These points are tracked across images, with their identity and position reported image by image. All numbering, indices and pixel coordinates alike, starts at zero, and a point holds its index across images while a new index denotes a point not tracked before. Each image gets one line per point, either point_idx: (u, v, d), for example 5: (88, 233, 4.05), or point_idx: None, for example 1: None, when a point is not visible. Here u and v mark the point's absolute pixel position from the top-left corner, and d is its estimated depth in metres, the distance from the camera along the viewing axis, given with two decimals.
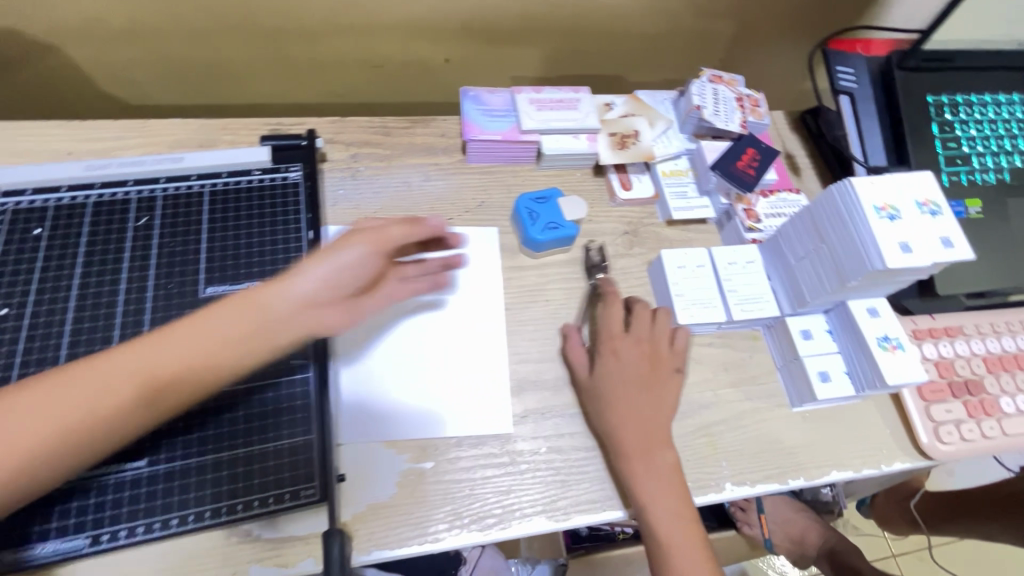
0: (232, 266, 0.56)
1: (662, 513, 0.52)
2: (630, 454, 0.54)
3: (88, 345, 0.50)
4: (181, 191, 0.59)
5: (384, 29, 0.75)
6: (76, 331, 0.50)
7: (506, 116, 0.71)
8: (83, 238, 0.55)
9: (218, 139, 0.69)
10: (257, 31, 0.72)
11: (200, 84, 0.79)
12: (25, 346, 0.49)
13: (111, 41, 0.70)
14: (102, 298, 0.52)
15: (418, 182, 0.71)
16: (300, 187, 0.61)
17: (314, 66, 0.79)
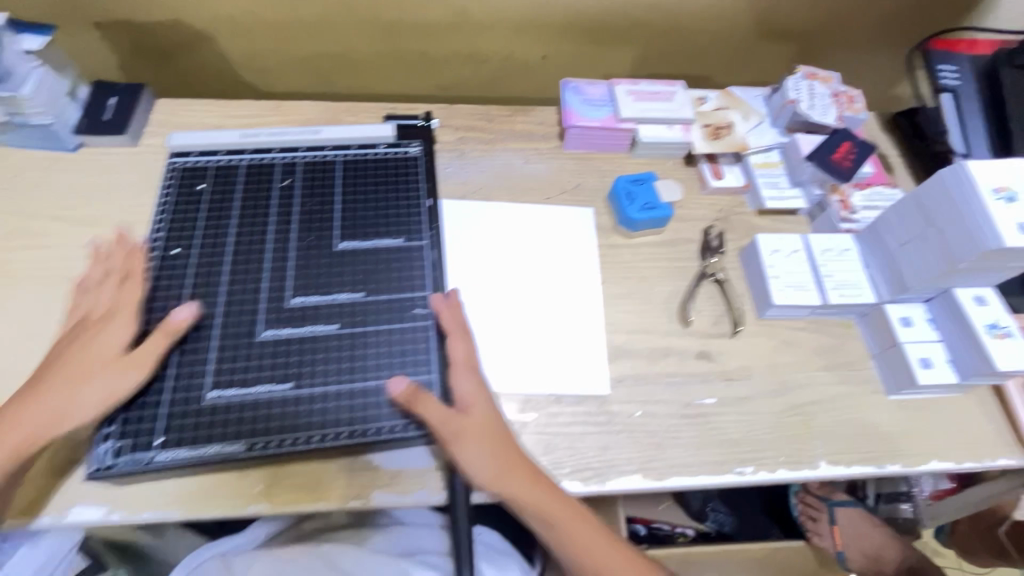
0: (363, 225, 0.61)
1: (551, 519, 0.48)
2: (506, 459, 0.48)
3: (242, 284, 0.56)
4: (318, 159, 0.65)
5: (491, 27, 0.82)
6: (231, 271, 0.57)
7: (605, 106, 0.75)
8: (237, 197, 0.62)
9: (341, 120, 0.76)
10: (380, 26, 0.80)
11: (321, 75, 0.87)
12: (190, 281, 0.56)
13: (256, 33, 0.79)
14: (253, 246, 0.59)
15: (519, 164, 0.75)
16: (420, 161, 0.67)
17: (423, 60, 0.86)
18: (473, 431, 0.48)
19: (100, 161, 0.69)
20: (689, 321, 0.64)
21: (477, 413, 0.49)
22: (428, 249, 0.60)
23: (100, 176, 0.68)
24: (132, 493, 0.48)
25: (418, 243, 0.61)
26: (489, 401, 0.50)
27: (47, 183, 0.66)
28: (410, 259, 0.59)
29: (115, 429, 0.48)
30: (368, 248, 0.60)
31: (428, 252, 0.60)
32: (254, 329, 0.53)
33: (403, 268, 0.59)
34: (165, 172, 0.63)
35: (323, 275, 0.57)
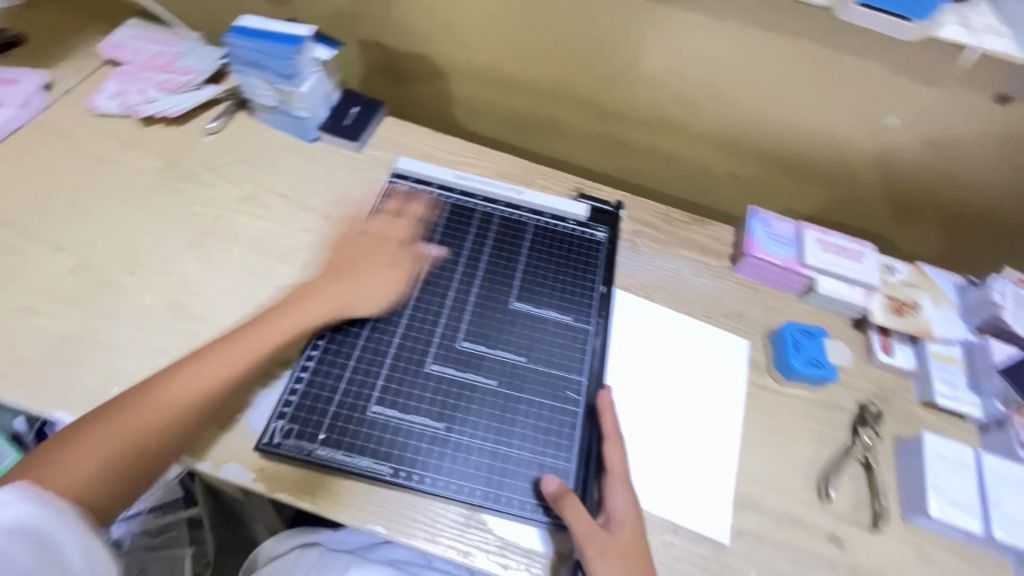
0: (539, 292, 0.64)
1: None
2: None
3: (424, 315, 0.61)
4: (513, 217, 0.70)
5: (696, 136, 0.86)
6: (417, 299, 0.61)
7: (789, 246, 0.75)
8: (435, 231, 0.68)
9: (533, 180, 0.81)
10: (596, 107, 0.86)
11: (522, 131, 0.94)
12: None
13: (486, 82, 0.88)
14: (441, 281, 0.63)
15: (686, 274, 0.76)
16: (602, 247, 0.70)
17: (619, 145, 0.91)
18: (623, 550, 0.49)
19: (328, 157, 0.77)
20: (830, 499, 0.60)
21: (623, 530, 0.50)
22: (593, 334, 0.62)
23: (324, 170, 0.76)
24: (283, 473, 0.52)
25: (584, 326, 0.63)
26: (636, 519, 0.51)
27: (282, 164, 0.76)
28: (575, 338, 0.61)
29: (289, 412, 0.53)
30: (539, 315, 0.62)
31: (592, 338, 0.62)
32: (424, 360, 0.57)
33: (566, 345, 0.61)
34: (383, 189, 0.70)
35: (495, 328, 0.60)
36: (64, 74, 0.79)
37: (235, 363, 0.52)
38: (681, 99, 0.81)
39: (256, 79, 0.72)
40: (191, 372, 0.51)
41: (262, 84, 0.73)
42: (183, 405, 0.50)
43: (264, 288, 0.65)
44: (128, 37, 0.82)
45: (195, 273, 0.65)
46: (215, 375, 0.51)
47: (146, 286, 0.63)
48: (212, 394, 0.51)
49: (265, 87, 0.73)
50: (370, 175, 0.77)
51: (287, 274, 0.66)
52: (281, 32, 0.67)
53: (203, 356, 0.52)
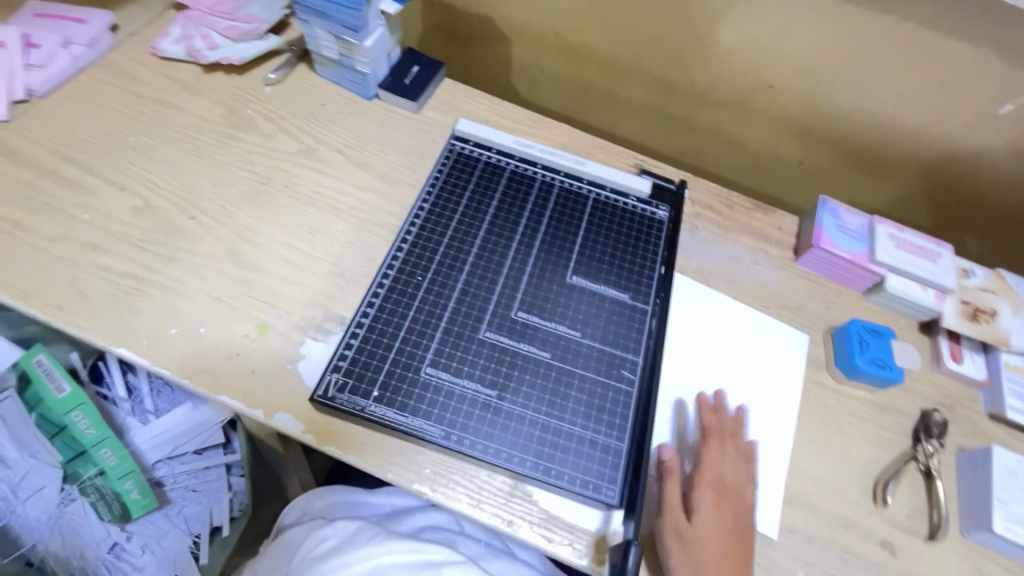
0: (597, 267, 0.62)
1: None
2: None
3: (479, 280, 0.59)
4: (573, 189, 0.68)
5: (766, 119, 0.81)
6: (473, 264, 0.60)
7: (860, 240, 0.71)
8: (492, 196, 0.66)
9: (592, 154, 0.79)
10: (662, 82, 0.83)
11: (581, 103, 0.91)
12: (437, 258, 0.60)
13: (549, 49, 0.85)
14: (497, 248, 0.62)
15: (747, 261, 0.73)
16: (664, 226, 0.67)
17: (681, 124, 0.87)
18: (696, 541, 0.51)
19: (386, 116, 0.76)
20: (885, 505, 0.58)
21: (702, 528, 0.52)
22: (650, 315, 0.60)
23: (382, 129, 0.75)
24: (340, 427, 0.52)
25: (642, 306, 0.60)
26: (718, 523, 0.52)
27: (341, 121, 0.75)
28: (632, 317, 0.59)
29: (344, 365, 0.53)
30: (596, 291, 0.60)
31: (649, 318, 0.60)
32: (479, 326, 0.56)
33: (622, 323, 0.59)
34: (443, 151, 0.69)
35: (551, 300, 0.59)
36: (131, 16, 0.79)
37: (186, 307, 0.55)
38: (754, 78, 0.77)
39: (319, 29, 0.71)
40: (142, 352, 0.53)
41: (324, 35, 0.71)
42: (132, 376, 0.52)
43: (319, 243, 0.64)
44: None
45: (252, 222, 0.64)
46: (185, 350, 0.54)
47: (206, 232, 0.63)
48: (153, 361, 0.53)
49: (327, 38, 0.71)
50: (428, 138, 0.75)
51: (343, 230, 0.65)
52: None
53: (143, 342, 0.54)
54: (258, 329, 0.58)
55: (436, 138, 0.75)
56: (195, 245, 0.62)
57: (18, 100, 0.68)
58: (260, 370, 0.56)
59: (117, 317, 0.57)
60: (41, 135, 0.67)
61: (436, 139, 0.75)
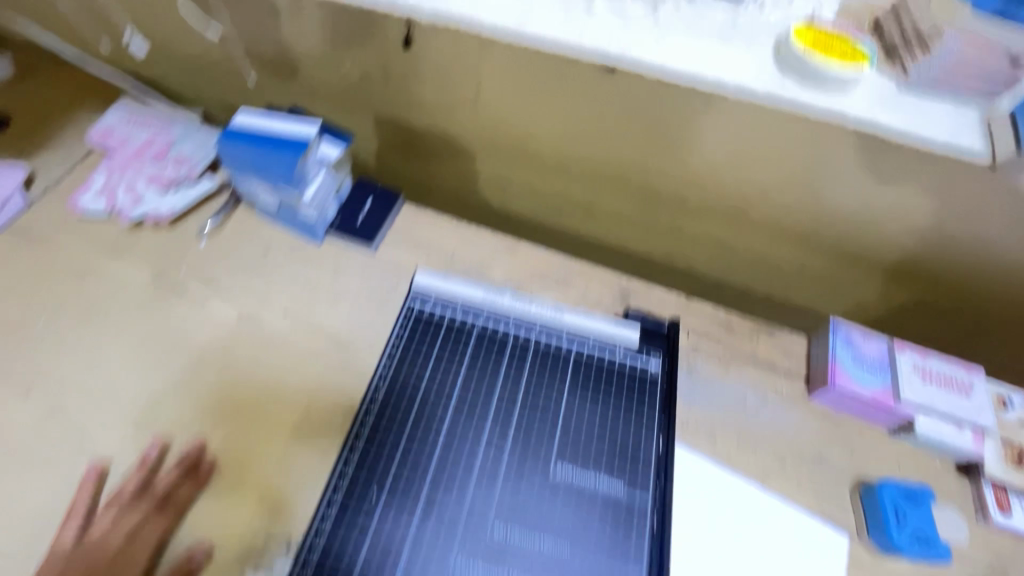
0: (585, 451, 0.54)
1: None
2: None
3: (446, 487, 0.52)
4: (551, 348, 0.60)
5: (760, 227, 0.73)
6: (438, 466, 0.53)
7: (881, 373, 0.63)
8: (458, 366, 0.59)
9: (571, 283, 0.70)
10: (642, 192, 0.75)
11: (555, 211, 0.83)
12: (398, 460, 0.54)
13: (515, 162, 0.77)
14: (466, 439, 0.55)
15: (754, 403, 0.64)
16: (658, 383, 0.59)
17: (667, 231, 0.79)
18: None
19: (336, 262, 0.68)
20: None
21: None
22: (649, 510, 0.52)
23: (332, 279, 0.66)
24: None
25: (639, 498, 0.53)
26: None
27: (286, 272, 0.67)
28: (629, 516, 0.52)
29: None
30: (585, 485, 0.53)
31: (648, 515, 0.52)
32: (447, 552, 0.49)
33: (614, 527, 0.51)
34: (400, 314, 0.61)
35: (533, 505, 0.51)
36: (48, 165, 0.71)
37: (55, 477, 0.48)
38: (744, 190, 0.69)
39: (254, 184, 0.63)
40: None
41: (260, 188, 0.64)
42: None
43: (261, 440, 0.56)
44: (118, 122, 0.73)
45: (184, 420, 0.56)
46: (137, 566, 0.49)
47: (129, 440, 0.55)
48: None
49: (264, 192, 0.64)
50: (385, 284, 0.67)
51: (289, 420, 0.57)
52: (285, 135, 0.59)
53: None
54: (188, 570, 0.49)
55: (395, 283, 0.67)
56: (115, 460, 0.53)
57: None
58: None
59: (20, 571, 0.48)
60: None
61: (394, 284, 0.67)
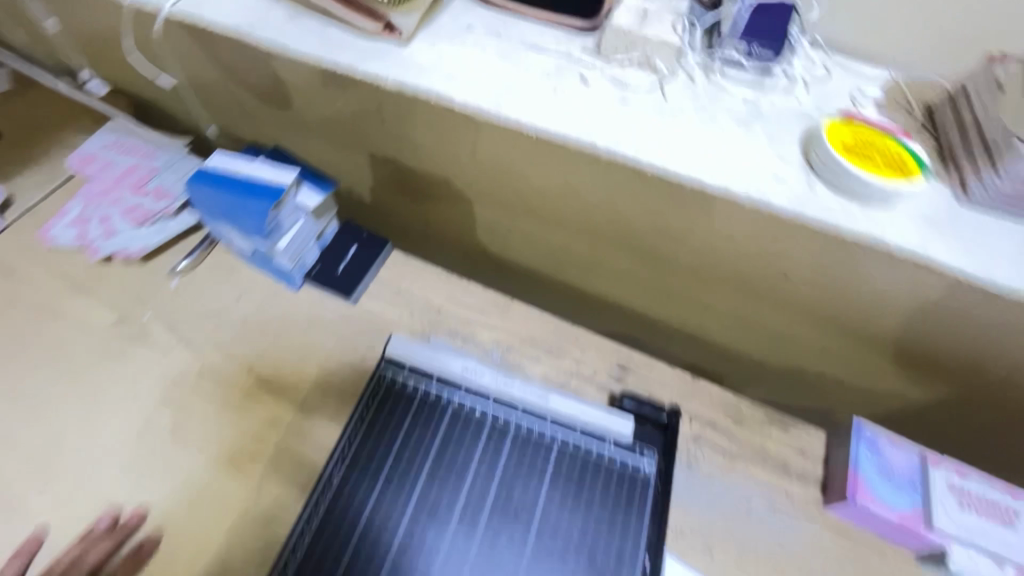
0: (555, 563, 0.48)
1: None
2: None
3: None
4: (533, 432, 0.54)
5: (779, 304, 0.66)
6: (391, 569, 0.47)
7: (911, 490, 0.54)
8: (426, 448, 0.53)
9: (565, 352, 0.64)
10: (650, 256, 0.68)
11: (557, 265, 0.77)
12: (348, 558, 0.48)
13: (514, 211, 0.71)
14: (426, 539, 0.49)
15: (761, 510, 0.56)
16: (650, 485, 0.52)
17: (677, 297, 0.72)
18: None
19: (310, 313, 0.63)
20: None
21: None
22: None
23: (305, 332, 0.62)
24: None
25: None
26: None
27: (257, 321, 0.62)
28: None
29: None
30: None
31: None
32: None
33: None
34: (369, 381, 0.55)
35: None
36: (26, 188, 0.68)
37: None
38: (763, 265, 0.62)
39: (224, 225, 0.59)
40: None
41: (229, 231, 0.59)
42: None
43: (204, 516, 0.51)
44: (104, 147, 0.70)
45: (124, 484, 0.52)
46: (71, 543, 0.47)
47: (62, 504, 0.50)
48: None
49: (234, 235, 0.59)
50: (360, 342, 0.61)
51: (238, 495, 0.52)
52: (261, 182, 0.54)
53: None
54: None
55: (370, 342, 0.62)
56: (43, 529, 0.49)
57: None
58: None
59: None
60: None
61: (370, 343, 0.62)
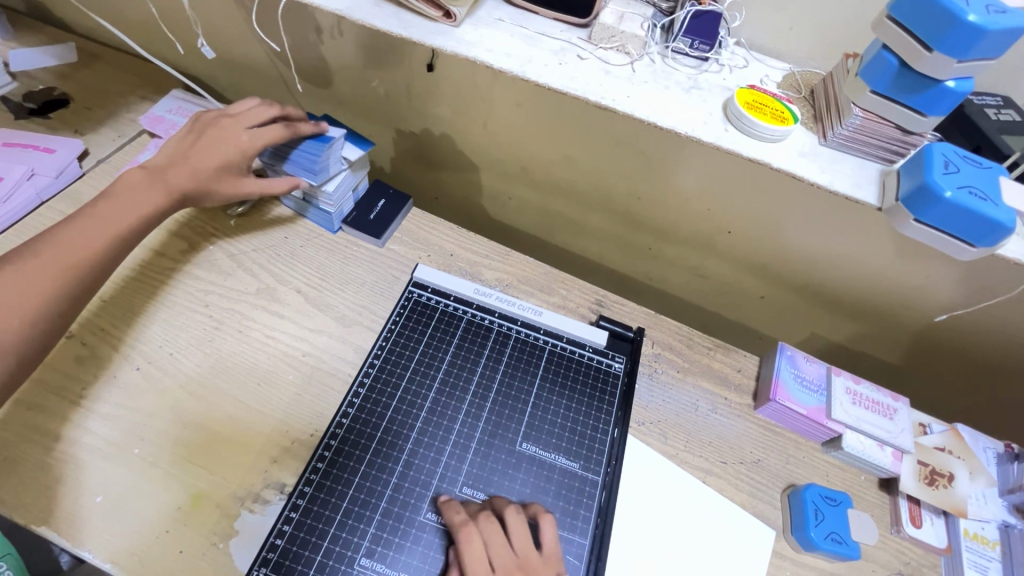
0: (547, 432, 0.62)
1: None
2: None
3: (421, 450, 0.58)
4: (530, 339, 0.68)
5: (725, 256, 0.83)
6: (417, 432, 0.59)
7: (818, 393, 0.71)
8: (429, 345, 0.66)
9: (554, 290, 0.78)
10: (624, 217, 0.84)
11: (548, 226, 0.92)
12: (383, 424, 0.59)
13: (515, 179, 0.86)
14: (447, 412, 0.61)
15: (705, 409, 0.72)
16: (619, 379, 0.67)
17: (645, 253, 0.88)
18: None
19: (348, 251, 0.76)
20: None
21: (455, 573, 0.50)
22: (600, 487, 0.59)
23: (343, 265, 0.75)
24: None
25: (592, 476, 0.60)
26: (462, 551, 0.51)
27: (302, 254, 0.75)
28: (580, 490, 0.59)
29: (273, 558, 0.51)
30: (545, 460, 0.60)
31: (598, 491, 0.59)
32: (419, 506, 0.55)
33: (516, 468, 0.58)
34: (399, 298, 0.69)
35: (497, 472, 0.58)
36: (102, 143, 0.81)
37: (53, 276, 0.55)
38: (712, 223, 0.78)
39: (265, 153, 0.70)
40: (48, 246, 0.57)
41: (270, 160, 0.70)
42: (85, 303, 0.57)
43: (266, 393, 0.63)
44: (168, 110, 0.83)
45: (141, 210, 0.62)
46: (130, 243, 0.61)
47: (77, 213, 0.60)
48: (82, 268, 0.57)
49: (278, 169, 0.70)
50: (389, 275, 0.75)
51: (293, 381, 0.64)
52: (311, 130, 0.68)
53: (19, 263, 0.55)
54: (192, 500, 0.56)
55: (398, 275, 0.75)
56: (134, 398, 0.61)
57: None
58: (189, 551, 0.53)
59: (43, 484, 0.55)
60: None
61: (397, 276, 0.75)
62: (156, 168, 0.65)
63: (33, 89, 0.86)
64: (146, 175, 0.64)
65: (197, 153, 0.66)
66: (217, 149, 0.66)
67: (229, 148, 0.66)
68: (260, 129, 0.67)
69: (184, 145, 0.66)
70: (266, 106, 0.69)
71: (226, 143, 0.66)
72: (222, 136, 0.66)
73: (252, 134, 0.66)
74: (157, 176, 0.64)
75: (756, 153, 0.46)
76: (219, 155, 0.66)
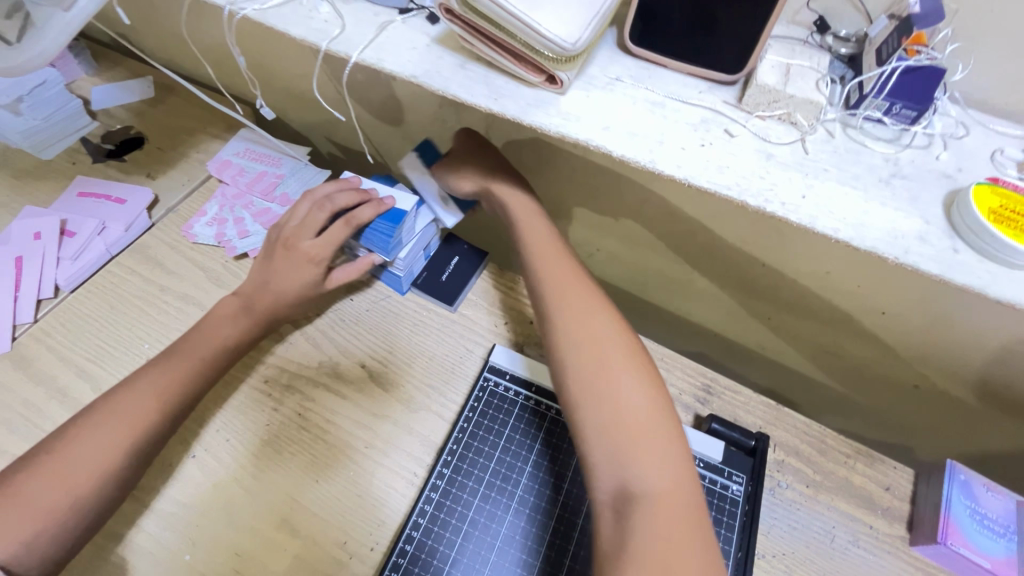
0: None
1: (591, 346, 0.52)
2: (594, 362, 0.51)
3: (509, 552, 0.54)
4: None
5: (871, 336, 0.66)
6: (509, 527, 0.55)
7: (1006, 537, 0.54)
8: (570, 327, 0.54)
9: None
10: (739, 282, 0.70)
11: (642, 282, 0.79)
12: (464, 529, 0.54)
13: (606, 230, 0.74)
14: (527, 539, 0.54)
15: (845, 540, 0.58)
16: (738, 506, 0.56)
17: (762, 322, 0.74)
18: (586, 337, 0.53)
19: (416, 317, 0.68)
20: None
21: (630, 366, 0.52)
22: None
23: (412, 334, 0.66)
24: None
25: None
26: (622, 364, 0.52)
27: (368, 321, 0.67)
28: None
29: None
30: None
31: None
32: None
33: (693, 490, 0.47)
34: (472, 387, 0.62)
35: None
36: (170, 189, 0.77)
37: (120, 431, 0.51)
38: (859, 300, 0.63)
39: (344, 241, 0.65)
40: (117, 402, 0.52)
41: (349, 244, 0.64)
42: (165, 409, 0.53)
43: (325, 491, 0.57)
44: (236, 153, 0.78)
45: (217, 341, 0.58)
46: (213, 349, 0.57)
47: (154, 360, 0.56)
48: (151, 407, 0.53)
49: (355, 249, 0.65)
50: (463, 348, 0.66)
51: (355, 479, 0.57)
52: (375, 206, 0.61)
53: (85, 425, 0.51)
54: None
55: (472, 348, 0.66)
56: (191, 493, 0.56)
57: (46, 298, 0.66)
58: None
59: None
60: (62, 340, 0.64)
61: (471, 349, 0.66)
62: (243, 294, 0.62)
63: (111, 128, 0.84)
64: (231, 306, 0.61)
65: (277, 274, 0.61)
66: (296, 269, 0.61)
67: (304, 268, 0.61)
68: (327, 234, 0.61)
69: (264, 268, 0.62)
70: (319, 209, 0.61)
71: (297, 264, 0.61)
72: (294, 253, 0.61)
73: (326, 245, 0.61)
74: (240, 303, 0.61)
75: (1017, 295, 0.32)
76: (295, 278, 0.61)
